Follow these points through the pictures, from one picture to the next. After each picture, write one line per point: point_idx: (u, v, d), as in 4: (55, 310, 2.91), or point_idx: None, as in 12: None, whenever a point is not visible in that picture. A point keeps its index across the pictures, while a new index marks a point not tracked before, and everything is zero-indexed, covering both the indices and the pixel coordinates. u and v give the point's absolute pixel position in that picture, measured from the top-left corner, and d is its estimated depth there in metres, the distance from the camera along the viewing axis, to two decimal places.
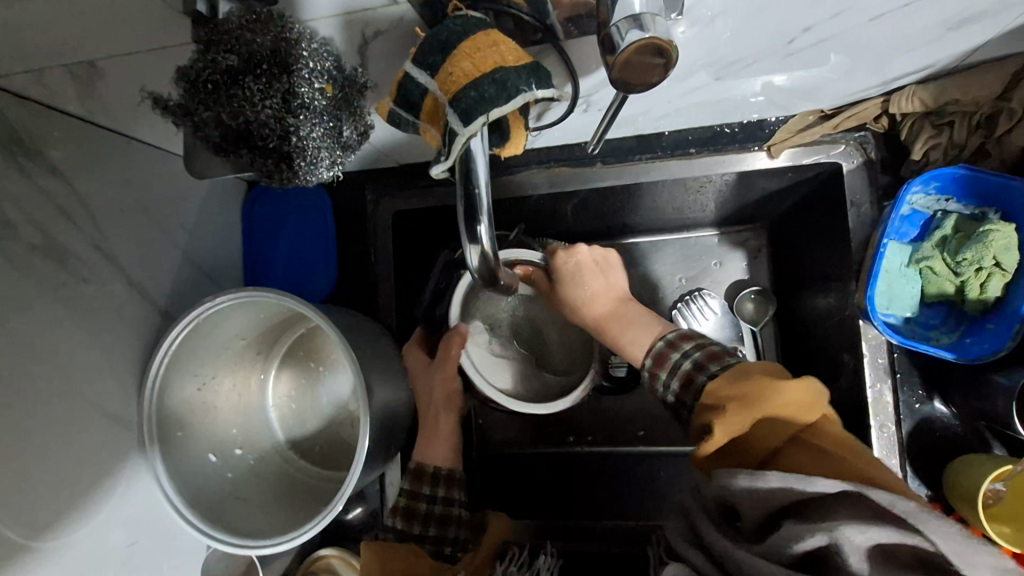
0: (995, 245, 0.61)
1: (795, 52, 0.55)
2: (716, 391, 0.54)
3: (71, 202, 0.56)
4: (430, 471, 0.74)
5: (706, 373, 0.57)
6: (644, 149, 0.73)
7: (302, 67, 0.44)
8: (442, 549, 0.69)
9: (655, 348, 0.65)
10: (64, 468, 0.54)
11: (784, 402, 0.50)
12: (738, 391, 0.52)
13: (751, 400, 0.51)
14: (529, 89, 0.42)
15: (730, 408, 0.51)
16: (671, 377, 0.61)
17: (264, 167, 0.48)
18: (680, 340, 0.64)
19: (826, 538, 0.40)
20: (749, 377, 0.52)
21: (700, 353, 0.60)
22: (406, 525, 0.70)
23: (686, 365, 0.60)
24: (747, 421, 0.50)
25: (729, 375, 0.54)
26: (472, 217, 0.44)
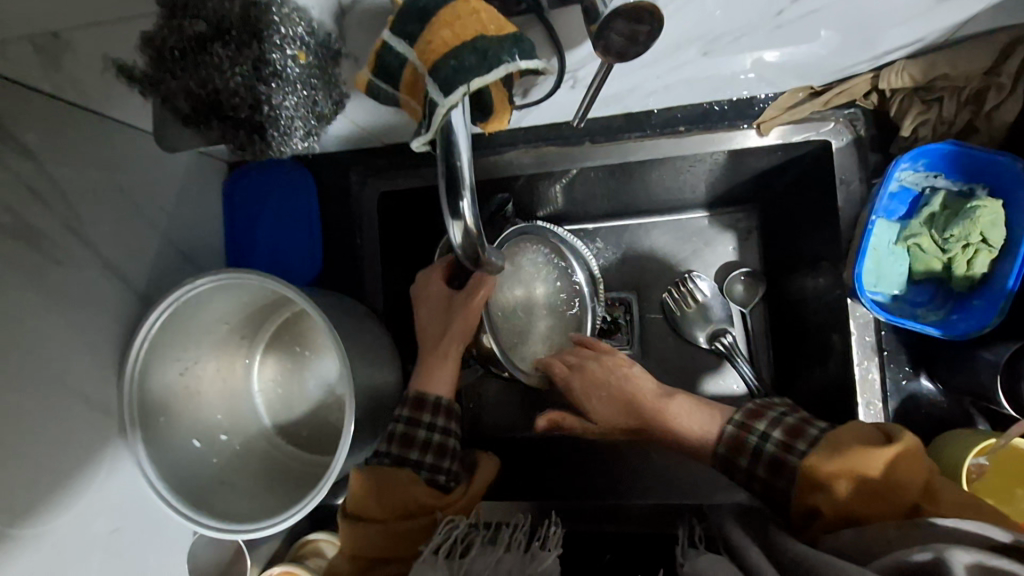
0: (982, 221, 0.61)
1: (784, 24, 0.54)
2: (818, 468, 0.52)
3: (43, 182, 0.54)
4: (430, 401, 0.72)
5: (796, 454, 0.56)
6: (633, 127, 0.70)
7: (273, 33, 0.42)
8: (436, 478, 0.68)
9: (726, 434, 0.63)
10: (41, 454, 0.53)
11: (895, 463, 0.48)
12: (840, 463, 0.50)
13: (858, 470, 0.49)
14: (512, 59, 0.41)
15: (841, 484, 0.50)
16: (755, 462, 0.59)
17: (235, 138, 0.48)
18: (751, 419, 0.62)
19: (931, 555, 0.36)
20: (849, 447, 0.51)
21: (779, 432, 0.59)
22: (403, 451, 0.68)
23: (771, 448, 0.58)
24: (860, 489, 0.49)
25: (824, 446, 0.53)
26: (453, 193, 0.42)
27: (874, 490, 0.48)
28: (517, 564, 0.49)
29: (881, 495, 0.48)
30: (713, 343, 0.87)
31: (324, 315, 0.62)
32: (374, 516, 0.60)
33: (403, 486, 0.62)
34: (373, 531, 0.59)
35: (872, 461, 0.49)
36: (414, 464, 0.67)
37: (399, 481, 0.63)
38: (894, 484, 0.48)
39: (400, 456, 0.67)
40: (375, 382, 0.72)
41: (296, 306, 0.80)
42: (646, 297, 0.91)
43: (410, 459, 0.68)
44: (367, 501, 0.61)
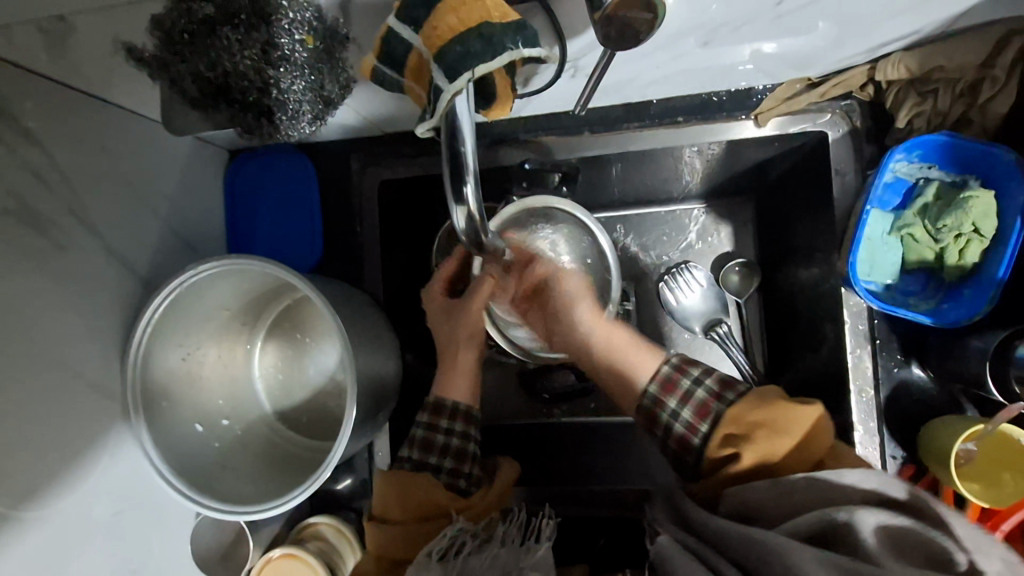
0: (974, 212, 0.63)
1: (784, 15, 0.54)
2: (741, 417, 0.53)
3: (49, 168, 0.55)
4: (450, 406, 0.69)
5: (725, 402, 0.56)
6: (633, 118, 0.73)
7: (282, 18, 0.44)
8: (456, 483, 0.64)
9: (662, 373, 0.63)
10: (46, 438, 0.54)
11: (809, 424, 0.51)
12: (763, 416, 0.52)
13: (776, 428, 0.51)
14: (516, 47, 0.41)
15: (760, 434, 0.51)
16: (682, 404, 0.59)
17: (243, 121, 0.50)
18: (686, 365, 0.63)
19: (845, 516, 0.42)
20: (773, 403, 0.53)
21: (711, 380, 0.59)
22: (423, 455, 0.65)
23: (701, 392, 0.58)
24: (776, 443, 0.50)
25: (752, 399, 0.54)
26: (456, 179, 0.42)
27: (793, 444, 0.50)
28: (511, 557, 0.51)
29: (794, 448, 0.50)
30: (708, 333, 0.88)
31: (325, 300, 0.63)
32: (394, 517, 0.60)
33: (423, 490, 0.61)
34: (391, 535, 0.59)
35: (796, 417, 0.51)
36: (433, 467, 0.65)
37: (415, 485, 0.61)
38: (809, 440, 0.50)
39: (420, 461, 0.65)
40: (376, 368, 0.73)
41: (296, 292, 0.81)
42: (643, 287, 0.92)
43: (430, 464, 0.65)
44: (389, 504, 0.60)
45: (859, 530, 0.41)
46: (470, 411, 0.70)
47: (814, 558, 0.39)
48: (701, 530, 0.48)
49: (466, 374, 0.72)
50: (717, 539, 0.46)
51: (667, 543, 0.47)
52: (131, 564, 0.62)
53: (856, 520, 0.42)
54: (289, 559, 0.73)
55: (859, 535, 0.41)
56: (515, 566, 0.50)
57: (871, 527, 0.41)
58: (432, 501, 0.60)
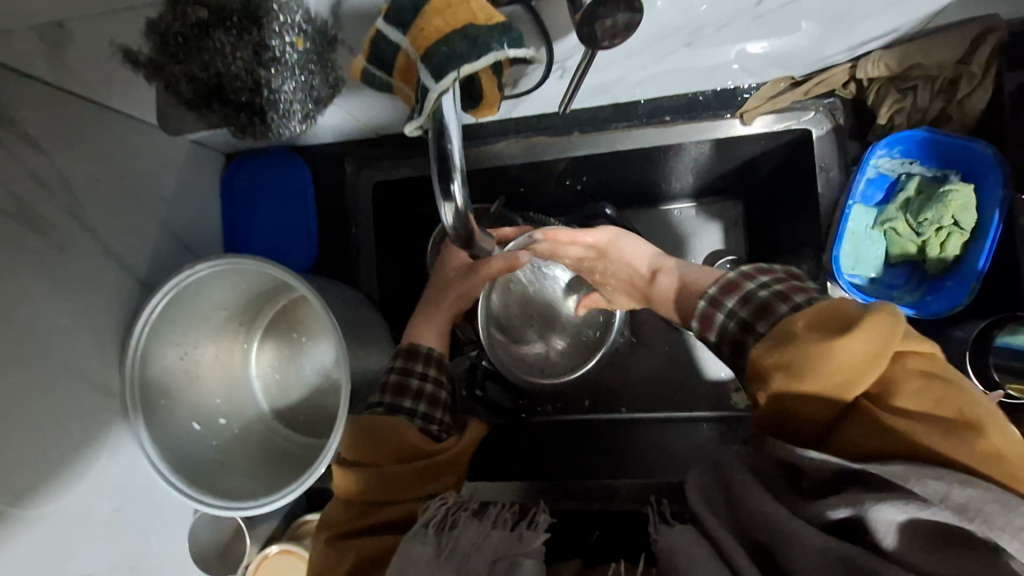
0: (953, 205, 0.64)
1: (764, 15, 0.56)
2: (760, 359, 0.46)
3: (48, 171, 0.56)
4: (423, 352, 0.70)
5: (755, 334, 0.50)
6: (621, 118, 0.74)
7: (273, 20, 0.45)
8: (429, 427, 0.63)
9: (698, 310, 0.58)
10: (44, 438, 0.54)
11: (837, 366, 0.41)
12: (780, 356, 0.44)
13: (798, 371, 0.43)
14: (501, 48, 0.43)
15: (776, 378, 0.44)
16: (722, 342, 0.56)
17: (236, 120, 0.52)
18: (725, 293, 0.56)
19: (850, 511, 0.37)
20: (795, 340, 0.44)
21: (746, 311, 0.52)
22: (397, 398, 0.64)
23: (733, 327, 0.53)
24: (800, 389, 0.43)
25: (774, 338, 0.46)
26: (443, 176, 0.43)
27: (808, 390, 0.43)
28: (504, 543, 0.48)
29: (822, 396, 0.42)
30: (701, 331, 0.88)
31: (321, 300, 0.63)
32: (374, 458, 0.57)
33: (404, 432, 0.59)
34: (371, 475, 0.55)
35: (816, 362, 0.42)
36: (408, 411, 0.63)
37: (392, 428, 0.59)
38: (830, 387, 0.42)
39: (393, 404, 0.63)
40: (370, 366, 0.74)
41: (292, 293, 0.82)
42: None
43: (405, 407, 0.63)
44: (368, 448, 0.58)
45: (874, 525, 0.37)
46: (442, 360, 0.71)
47: (826, 559, 0.36)
48: (740, 516, 0.41)
49: (437, 325, 0.74)
50: (760, 529, 0.40)
51: (676, 535, 0.42)
52: (128, 560, 0.63)
53: (874, 517, 0.37)
54: (288, 555, 0.75)
55: (876, 532, 0.37)
56: (509, 552, 0.47)
57: (892, 521, 0.36)
58: (413, 443, 0.58)
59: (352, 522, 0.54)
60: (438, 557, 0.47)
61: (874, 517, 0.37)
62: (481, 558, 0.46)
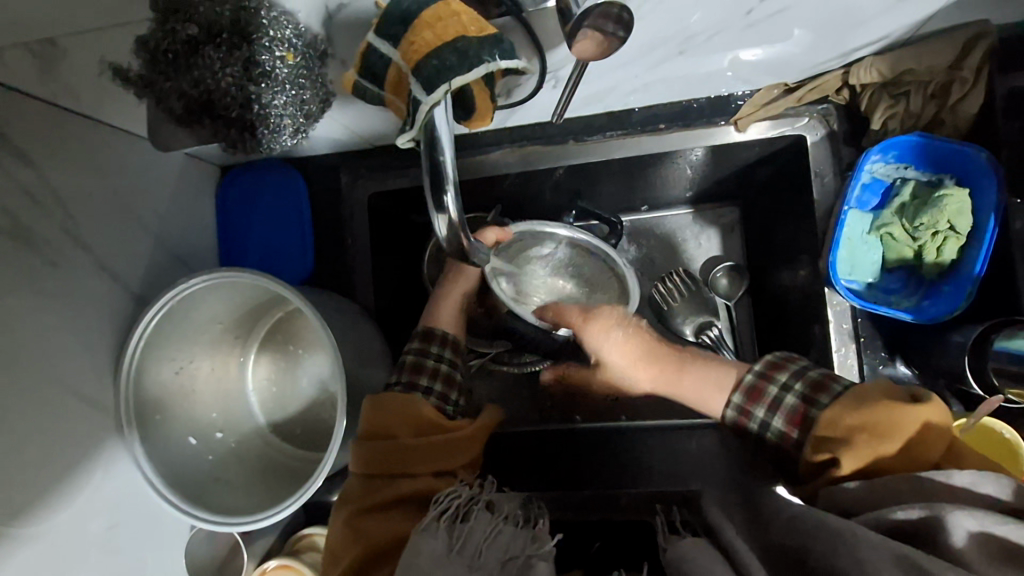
0: (949, 209, 0.64)
1: (755, 23, 0.56)
2: (838, 421, 0.51)
3: (42, 188, 0.56)
4: (439, 334, 0.72)
5: (817, 406, 0.54)
6: (614, 126, 0.74)
7: (262, 36, 0.45)
8: (444, 407, 0.67)
9: (745, 381, 0.61)
10: (38, 456, 0.54)
11: (919, 424, 0.48)
12: (863, 419, 0.49)
13: (882, 429, 0.48)
14: (493, 59, 0.43)
15: (861, 438, 0.49)
16: (772, 414, 0.58)
17: (227, 136, 0.51)
18: (772, 369, 0.60)
19: (925, 512, 0.40)
20: (873, 402, 0.50)
21: (802, 384, 0.57)
22: (414, 376, 0.67)
23: (792, 400, 0.56)
24: (883, 445, 0.48)
25: (847, 401, 0.52)
26: (437, 187, 0.43)
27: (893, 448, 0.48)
28: (517, 543, 0.48)
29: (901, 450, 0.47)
30: (700, 336, 0.87)
31: (317, 313, 0.63)
32: (390, 432, 0.59)
33: (420, 408, 0.61)
34: (388, 449, 0.58)
35: (902, 420, 0.48)
36: (424, 389, 0.66)
37: (409, 406, 0.61)
38: (914, 442, 0.47)
39: (410, 382, 0.67)
40: (367, 378, 0.74)
41: (289, 305, 0.81)
42: None
43: (421, 386, 0.67)
44: (386, 423, 0.60)
45: (945, 526, 0.38)
46: (457, 343, 0.73)
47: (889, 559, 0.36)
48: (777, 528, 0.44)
49: (453, 304, 0.76)
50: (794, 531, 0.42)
51: (686, 545, 0.43)
52: None
53: (948, 521, 0.38)
54: (284, 570, 0.74)
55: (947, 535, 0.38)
56: (522, 552, 0.47)
57: (965, 528, 0.38)
58: (430, 420, 0.61)
59: (370, 496, 0.56)
60: (449, 551, 0.47)
61: (948, 522, 0.38)
62: (491, 558, 0.47)
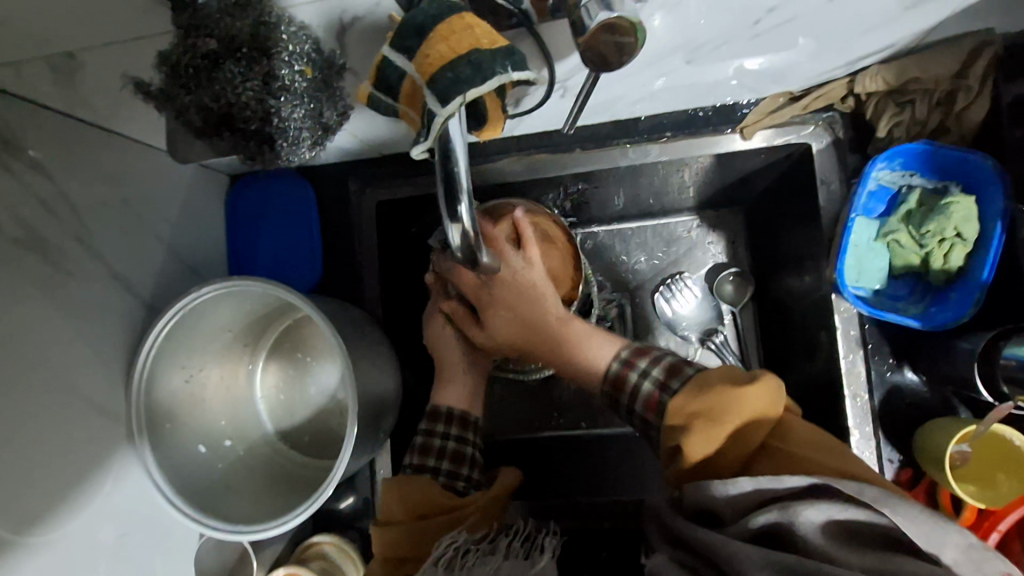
0: (956, 217, 0.64)
1: (762, 33, 0.57)
2: (682, 408, 0.53)
3: (57, 198, 0.56)
4: (445, 412, 0.74)
5: (669, 392, 0.56)
6: (621, 135, 0.74)
7: (281, 51, 0.46)
8: (454, 484, 0.69)
9: (612, 371, 0.62)
10: (52, 464, 0.54)
11: (747, 410, 0.50)
12: (701, 404, 0.52)
13: (715, 415, 0.50)
14: (505, 71, 0.43)
15: (698, 423, 0.51)
16: (635, 399, 0.59)
17: (246, 148, 0.53)
18: (635, 357, 0.62)
19: (782, 516, 0.42)
20: (712, 389, 0.52)
21: (659, 370, 0.58)
22: (422, 459, 0.70)
23: (648, 385, 0.58)
24: (715, 431, 0.50)
25: (691, 389, 0.54)
26: (451, 198, 0.44)
27: (726, 432, 0.50)
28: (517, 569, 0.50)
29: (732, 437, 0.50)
30: (705, 342, 0.90)
31: (328, 322, 0.63)
32: (393, 517, 0.61)
33: (425, 490, 0.62)
34: (391, 534, 0.59)
35: (731, 404, 0.50)
36: (432, 470, 0.69)
37: (407, 486, 0.62)
38: (741, 428, 0.50)
39: (420, 465, 0.70)
40: (375, 385, 0.74)
41: (297, 314, 0.82)
42: (639, 299, 0.93)
43: (429, 467, 0.70)
44: (389, 508, 0.61)
45: (802, 528, 0.42)
46: (467, 417, 0.75)
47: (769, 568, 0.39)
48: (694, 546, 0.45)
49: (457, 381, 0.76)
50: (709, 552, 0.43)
51: (664, 561, 0.46)
52: None
53: (802, 522, 0.42)
54: None
55: (801, 536, 0.42)
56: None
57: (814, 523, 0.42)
58: (436, 500, 0.61)
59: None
60: None
61: (802, 521, 0.42)
62: None
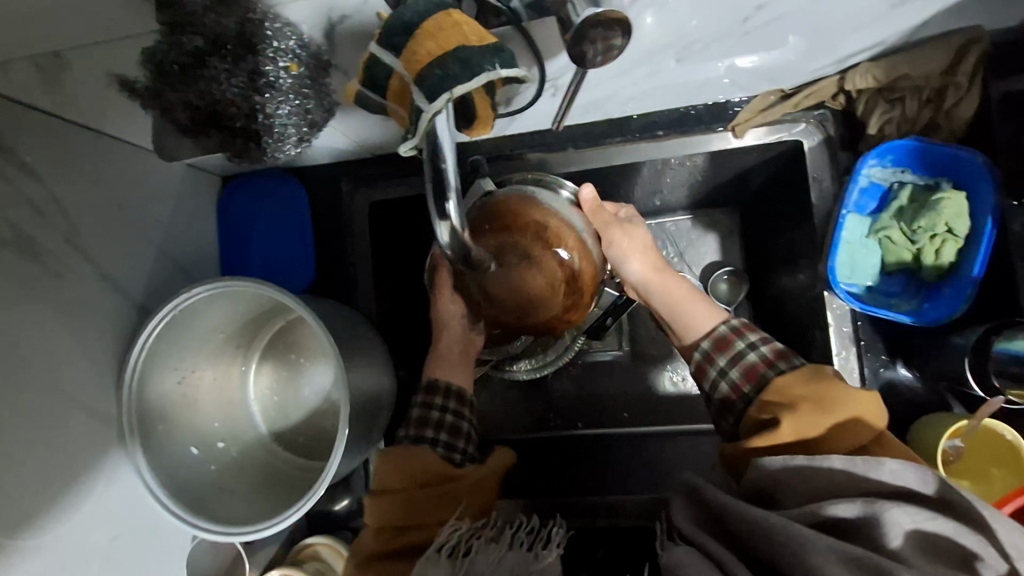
0: (947, 213, 0.65)
1: (751, 31, 0.57)
2: (786, 390, 0.55)
3: (46, 200, 0.56)
4: (442, 386, 0.72)
5: (775, 370, 0.58)
6: (615, 133, 0.74)
7: (267, 47, 0.47)
8: (452, 456, 0.65)
9: (717, 331, 0.65)
10: (42, 466, 0.54)
11: (856, 410, 0.51)
12: (810, 392, 0.53)
13: (823, 402, 0.52)
14: (494, 68, 0.43)
15: (805, 406, 0.52)
16: (732, 364, 0.62)
17: (233, 145, 0.54)
18: (744, 328, 0.64)
19: (862, 512, 0.42)
20: (825, 382, 0.54)
21: (768, 348, 0.61)
22: (420, 430, 0.67)
23: (754, 356, 0.60)
24: (817, 417, 0.51)
25: (804, 376, 0.55)
26: (440, 194, 0.44)
27: (829, 425, 0.51)
28: (520, 561, 0.49)
29: (835, 428, 0.51)
30: None
31: (320, 321, 0.63)
32: (393, 488, 0.60)
33: (427, 462, 0.62)
34: (392, 503, 0.58)
35: (844, 400, 0.51)
36: (431, 439, 0.66)
37: (409, 458, 0.62)
38: (847, 424, 0.51)
39: (417, 435, 0.66)
40: (369, 385, 0.74)
41: (290, 314, 0.81)
42: None
43: (427, 437, 0.66)
44: (390, 479, 0.60)
45: (884, 526, 0.41)
46: (462, 393, 0.73)
47: (834, 556, 0.38)
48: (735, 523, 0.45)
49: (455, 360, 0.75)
50: (750, 530, 0.43)
51: (682, 551, 0.43)
52: None
53: (887, 519, 0.41)
54: None
55: (883, 532, 0.41)
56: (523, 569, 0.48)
57: (903, 528, 0.41)
58: (435, 471, 0.61)
59: (379, 545, 0.56)
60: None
61: (888, 519, 0.41)
62: None
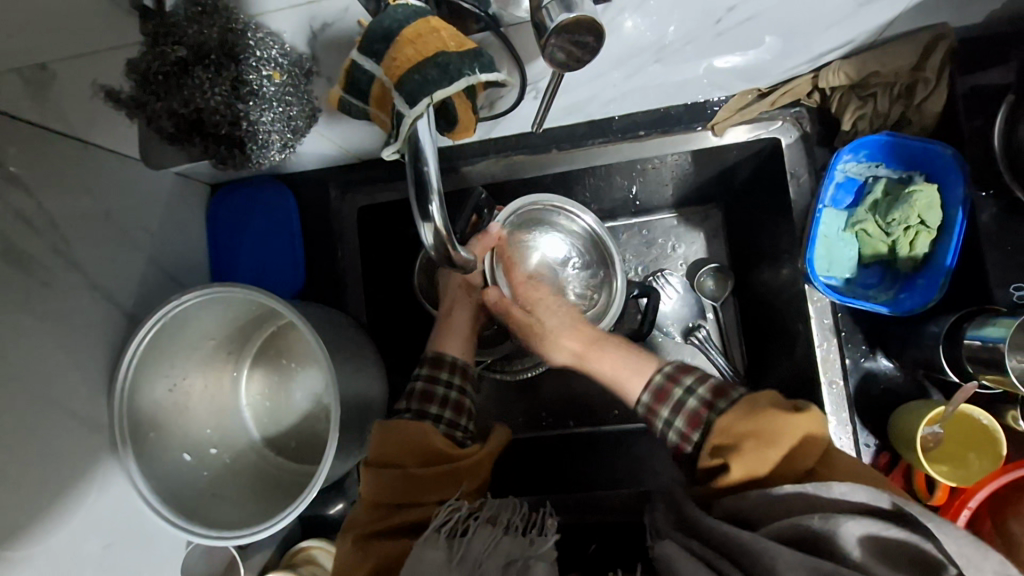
0: (919, 205, 0.66)
1: (724, 31, 0.59)
2: (729, 428, 0.53)
3: (37, 212, 0.57)
4: (449, 360, 0.71)
5: (715, 413, 0.56)
6: (597, 133, 0.75)
7: (249, 56, 0.48)
8: (453, 434, 0.66)
9: (653, 383, 0.63)
10: (32, 475, 0.54)
11: (797, 436, 0.51)
12: (751, 426, 0.52)
13: (765, 436, 0.51)
14: (472, 73, 0.45)
15: (748, 444, 0.51)
16: (676, 414, 0.59)
17: (217, 152, 0.54)
18: (680, 372, 0.62)
19: (825, 525, 0.43)
20: (764, 412, 0.52)
21: (705, 389, 0.59)
22: (422, 406, 0.67)
23: (693, 403, 0.58)
24: (766, 454, 0.50)
25: (740, 411, 0.54)
26: (422, 198, 0.44)
27: (777, 457, 0.50)
28: (517, 547, 0.50)
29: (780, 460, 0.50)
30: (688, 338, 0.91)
31: (309, 325, 0.63)
32: (395, 462, 0.60)
33: (427, 438, 0.61)
34: (390, 481, 0.58)
35: (781, 429, 0.51)
36: (433, 417, 0.66)
37: (418, 431, 0.61)
38: (792, 454, 0.50)
39: (420, 411, 0.66)
40: (359, 388, 0.74)
41: (280, 320, 0.82)
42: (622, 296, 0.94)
43: (430, 414, 0.66)
44: (391, 452, 0.60)
45: (840, 538, 0.43)
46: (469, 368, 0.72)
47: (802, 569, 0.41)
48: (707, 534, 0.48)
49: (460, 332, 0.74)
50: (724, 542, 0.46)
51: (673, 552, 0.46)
52: None
53: (842, 532, 0.43)
54: None
55: (839, 543, 0.42)
56: (522, 555, 0.49)
57: (854, 535, 0.43)
58: (437, 448, 0.60)
59: (375, 523, 0.57)
60: (449, 562, 0.49)
61: (843, 532, 0.43)
62: (494, 562, 0.48)
